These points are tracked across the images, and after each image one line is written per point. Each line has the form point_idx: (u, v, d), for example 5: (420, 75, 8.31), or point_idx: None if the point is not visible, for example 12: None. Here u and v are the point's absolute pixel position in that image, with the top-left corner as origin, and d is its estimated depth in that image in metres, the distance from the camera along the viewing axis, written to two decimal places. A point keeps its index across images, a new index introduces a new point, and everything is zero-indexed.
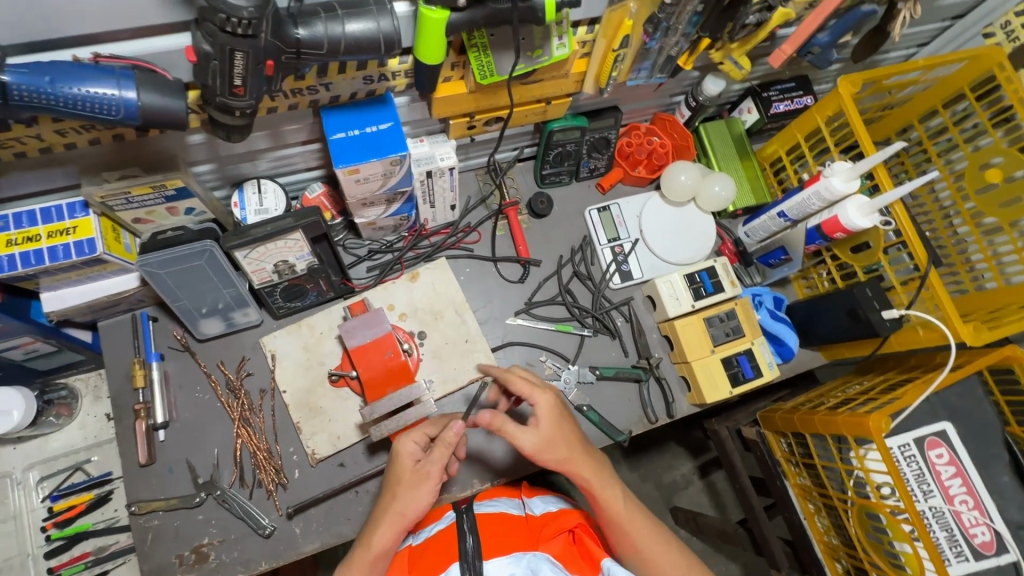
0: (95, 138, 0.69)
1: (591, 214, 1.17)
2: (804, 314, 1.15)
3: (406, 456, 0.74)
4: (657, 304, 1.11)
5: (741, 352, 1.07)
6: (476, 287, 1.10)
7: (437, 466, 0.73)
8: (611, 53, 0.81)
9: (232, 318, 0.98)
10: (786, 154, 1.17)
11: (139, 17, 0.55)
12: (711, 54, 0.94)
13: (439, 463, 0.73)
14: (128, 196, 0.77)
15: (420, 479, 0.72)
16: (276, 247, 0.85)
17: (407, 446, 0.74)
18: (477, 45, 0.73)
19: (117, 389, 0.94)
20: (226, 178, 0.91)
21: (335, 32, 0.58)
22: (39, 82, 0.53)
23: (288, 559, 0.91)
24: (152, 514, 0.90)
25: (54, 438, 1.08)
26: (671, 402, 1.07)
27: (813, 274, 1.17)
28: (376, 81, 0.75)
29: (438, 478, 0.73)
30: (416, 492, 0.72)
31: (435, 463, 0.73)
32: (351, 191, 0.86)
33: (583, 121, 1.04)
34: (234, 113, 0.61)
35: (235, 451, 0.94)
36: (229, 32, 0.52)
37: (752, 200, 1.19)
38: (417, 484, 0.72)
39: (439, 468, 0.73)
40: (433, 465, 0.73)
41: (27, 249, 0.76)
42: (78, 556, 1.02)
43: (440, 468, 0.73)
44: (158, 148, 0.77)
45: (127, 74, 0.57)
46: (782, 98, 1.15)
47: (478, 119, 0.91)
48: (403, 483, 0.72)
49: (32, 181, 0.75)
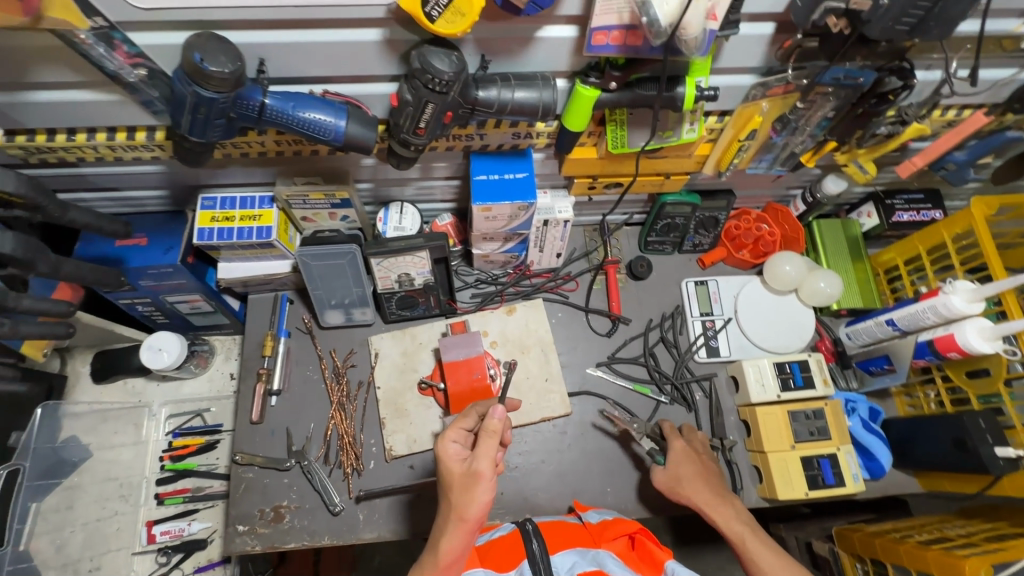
0: (299, 150, 0.87)
1: (688, 285, 1.20)
2: (904, 432, 1.08)
3: (451, 456, 0.74)
4: (740, 387, 1.11)
5: (823, 455, 1.02)
6: (564, 332, 1.17)
7: (486, 462, 0.72)
8: (736, 142, 0.88)
9: (352, 314, 1.12)
10: (904, 264, 1.14)
11: (365, 67, 0.71)
12: (836, 156, 0.97)
13: (487, 458, 0.72)
14: (306, 198, 0.94)
15: (476, 478, 0.71)
16: (403, 261, 0.99)
17: (450, 447, 0.75)
18: (616, 121, 0.82)
19: (248, 354, 1.09)
20: (378, 197, 1.08)
21: (506, 97, 0.70)
22: (285, 105, 0.69)
23: (347, 541, 0.98)
24: (248, 467, 1.02)
25: (187, 384, 1.21)
26: (738, 488, 1.04)
27: (918, 392, 1.11)
28: (522, 137, 0.87)
29: (489, 472, 0.71)
30: (471, 494, 0.71)
31: (482, 459, 0.72)
32: (478, 225, 0.98)
33: (696, 198, 1.10)
34: (410, 147, 0.75)
35: (326, 430, 1.05)
36: (430, 89, 0.65)
37: (858, 302, 1.17)
38: (471, 485, 0.71)
39: (490, 459, 0.72)
40: (482, 461, 0.72)
41: (223, 225, 0.93)
42: (180, 489, 1.13)
43: (492, 460, 0.72)
44: (338, 165, 0.94)
45: (343, 108, 0.72)
46: (908, 208, 1.15)
47: (599, 182, 1.00)
48: (456, 484, 0.72)
49: (242, 174, 0.95)
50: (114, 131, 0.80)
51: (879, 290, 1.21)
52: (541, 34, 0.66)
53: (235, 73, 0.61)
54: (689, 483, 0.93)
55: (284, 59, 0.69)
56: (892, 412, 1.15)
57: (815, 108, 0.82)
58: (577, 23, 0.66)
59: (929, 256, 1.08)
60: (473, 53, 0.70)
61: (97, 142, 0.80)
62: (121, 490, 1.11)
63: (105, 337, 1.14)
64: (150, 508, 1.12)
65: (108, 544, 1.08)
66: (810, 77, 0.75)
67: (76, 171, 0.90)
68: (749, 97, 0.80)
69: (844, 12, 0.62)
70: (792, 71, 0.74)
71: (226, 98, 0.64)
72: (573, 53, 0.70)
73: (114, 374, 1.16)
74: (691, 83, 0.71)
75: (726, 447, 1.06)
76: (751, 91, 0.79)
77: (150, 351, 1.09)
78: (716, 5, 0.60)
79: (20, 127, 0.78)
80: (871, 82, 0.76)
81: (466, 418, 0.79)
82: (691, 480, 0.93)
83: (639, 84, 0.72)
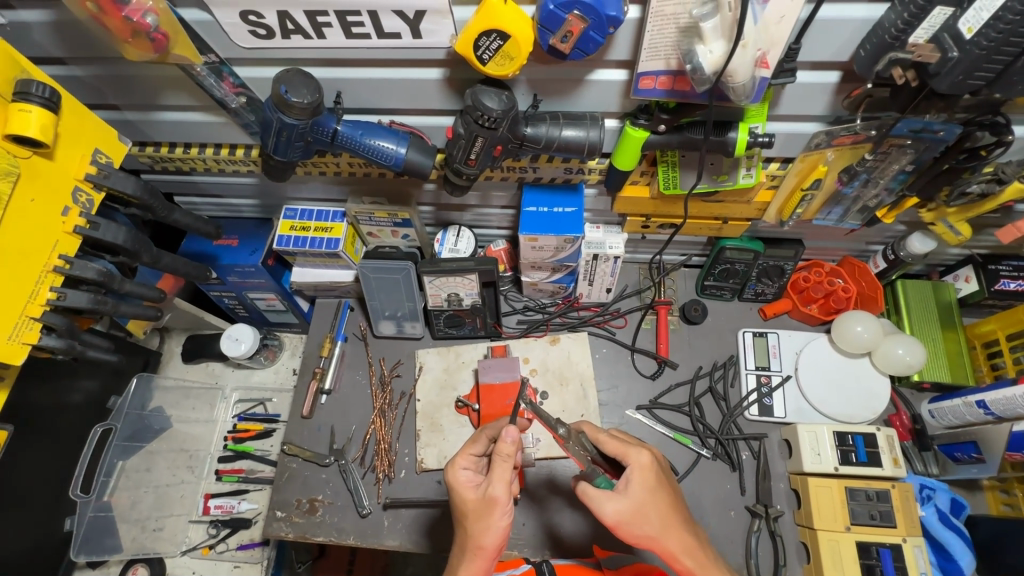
0: (369, 172, 0.96)
1: (745, 335, 1.14)
2: (995, 533, 0.93)
3: (463, 484, 0.74)
4: (793, 453, 1.01)
5: (885, 543, 0.91)
6: (606, 368, 1.14)
7: (500, 487, 0.71)
8: (799, 191, 0.84)
9: (403, 327, 1.18)
10: (1006, 337, 1.01)
11: (428, 102, 0.77)
12: (921, 213, 0.89)
13: (500, 484, 0.71)
14: (371, 215, 1.02)
15: (492, 504, 0.71)
16: (454, 282, 1.03)
17: (460, 474, 0.75)
18: (667, 162, 0.82)
19: (308, 353, 1.19)
20: (438, 219, 1.15)
21: (554, 134, 0.73)
22: (354, 133, 0.77)
23: (370, 544, 1.02)
24: (293, 457, 1.10)
25: (256, 373, 1.33)
26: (781, 565, 0.94)
27: (1016, 490, 0.95)
28: (574, 172, 0.89)
29: (504, 497, 0.71)
30: (486, 521, 0.70)
31: (496, 483, 0.71)
32: (526, 254, 1.00)
33: (759, 245, 1.05)
34: (462, 176, 0.78)
35: (366, 434, 1.11)
36: (480, 125, 0.69)
37: (945, 375, 1.04)
38: (486, 511, 0.71)
39: (506, 482, 0.71)
40: (495, 487, 0.71)
41: (299, 234, 1.04)
42: (236, 469, 1.24)
43: (507, 483, 0.71)
44: (403, 187, 1.02)
45: (405, 138, 0.79)
46: (1016, 276, 1.02)
47: (653, 221, 1.00)
48: (473, 512, 0.72)
49: (321, 189, 1.06)
50: (219, 147, 0.93)
51: (974, 364, 1.07)
52: (591, 76, 0.69)
53: (313, 103, 0.69)
54: (649, 516, 0.68)
55: (358, 91, 0.77)
56: (982, 509, 1.01)
57: (890, 160, 0.77)
58: (627, 68, 0.68)
59: None
60: (525, 92, 0.74)
61: (205, 155, 0.93)
62: (189, 461, 1.24)
63: (195, 323, 1.29)
64: (210, 482, 1.23)
65: (171, 509, 1.20)
66: (881, 128, 0.71)
67: (189, 178, 1.05)
68: (812, 145, 0.77)
69: (910, 64, 0.59)
70: (861, 121, 0.70)
71: (304, 125, 0.72)
72: (622, 95, 0.72)
73: (199, 356, 1.30)
74: (745, 129, 0.70)
75: (771, 517, 0.97)
76: (814, 139, 0.75)
77: (228, 340, 1.21)
78: (767, 53, 0.58)
79: (149, 139, 0.93)
80: (956, 136, 0.70)
81: (475, 444, 0.79)
82: (653, 512, 0.68)
83: (689, 127, 0.72)
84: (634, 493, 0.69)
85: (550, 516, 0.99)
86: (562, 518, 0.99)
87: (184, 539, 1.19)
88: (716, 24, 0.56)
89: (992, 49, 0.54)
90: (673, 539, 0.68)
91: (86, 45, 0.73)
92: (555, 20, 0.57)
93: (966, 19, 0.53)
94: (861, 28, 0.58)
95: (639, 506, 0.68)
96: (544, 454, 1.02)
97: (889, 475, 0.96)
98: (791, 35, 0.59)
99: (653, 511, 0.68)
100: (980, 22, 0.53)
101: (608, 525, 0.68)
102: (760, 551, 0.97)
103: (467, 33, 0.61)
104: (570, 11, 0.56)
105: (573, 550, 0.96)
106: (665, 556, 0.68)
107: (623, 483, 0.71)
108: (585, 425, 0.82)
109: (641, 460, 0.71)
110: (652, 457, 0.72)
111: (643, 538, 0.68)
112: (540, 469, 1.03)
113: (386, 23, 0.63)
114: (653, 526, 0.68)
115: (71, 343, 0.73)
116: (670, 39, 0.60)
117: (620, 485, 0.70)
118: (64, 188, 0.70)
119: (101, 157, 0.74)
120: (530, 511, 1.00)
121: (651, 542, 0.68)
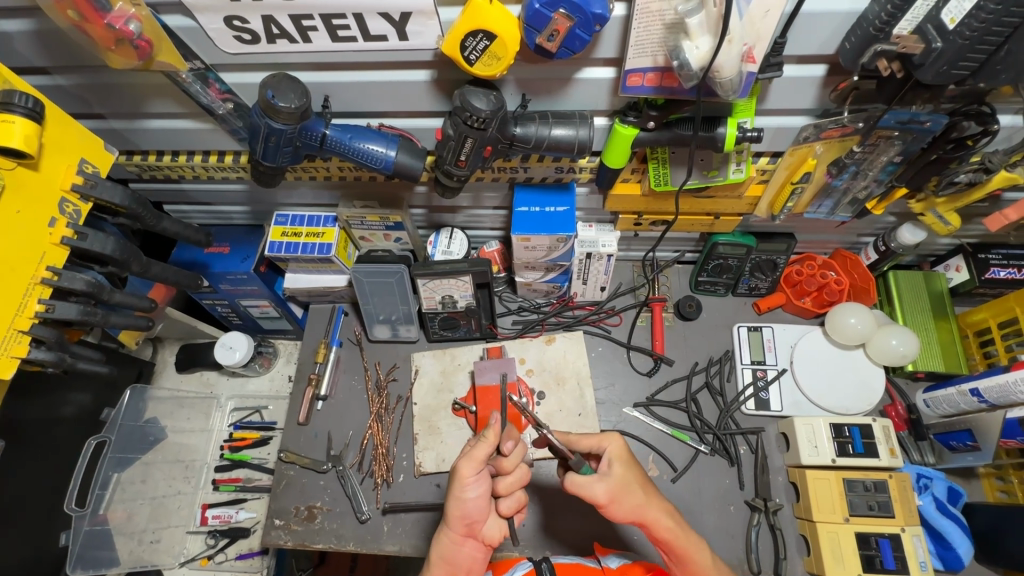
0: (360, 176, 0.95)
1: (740, 330, 1.14)
2: (992, 521, 0.94)
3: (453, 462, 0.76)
4: (791, 445, 1.01)
5: (883, 534, 0.92)
6: (602, 367, 1.14)
7: (470, 464, 0.72)
8: (789, 185, 0.85)
9: (398, 330, 1.18)
10: (997, 325, 1.02)
11: (416, 104, 0.77)
12: (911, 204, 0.89)
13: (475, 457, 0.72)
14: (363, 219, 1.02)
15: (465, 479, 0.72)
16: (448, 284, 1.03)
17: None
18: (658, 159, 0.82)
19: (303, 359, 1.18)
20: (431, 222, 1.14)
21: (544, 133, 0.72)
22: (343, 136, 0.76)
23: (371, 550, 1.02)
24: (290, 464, 1.09)
25: (252, 381, 1.32)
26: (782, 558, 0.94)
27: (1012, 477, 0.96)
28: (565, 172, 0.89)
29: (473, 472, 0.72)
30: (459, 495, 0.72)
31: (466, 461, 0.72)
32: (519, 254, 1.00)
33: (751, 240, 1.05)
34: (452, 178, 0.78)
35: (363, 439, 1.10)
36: (469, 126, 0.68)
37: (939, 364, 1.04)
38: (456, 486, 0.72)
39: (475, 459, 0.72)
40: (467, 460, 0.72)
41: (291, 239, 1.03)
42: (233, 478, 1.23)
43: (481, 457, 0.73)
44: (394, 191, 1.01)
45: (394, 140, 0.79)
46: (1006, 264, 1.03)
47: (644, 219, 1.00)
48: (452, 487, 0.73)
49: (312, 194, 1.05)
50: (207, 154, 0.93)
51: (967, 353, 1.08)
52: (579, 75, 0.69)
53: (301, 107, 0.68)
54: (633, 489, 0.71)
55: (345, 94, 0.76)
56: (979, 497, 1.01)
57: (878, 151, 0.78)
58: (614, 65, 0.68)
59: None
60: (514, 92, 0.74)
61: (194, 163, 0.93)
62: (185, 472, 1.23)
63: (189, 332, 1.29)
64: (207, 492, 1.22)
65: (168, 521, 1.19)
66: (869, 120, 0.72)
67: (177, 186, 1.04)
68: (801, 138, 0.77)
69: (895, 56, 0.60)
70: (849, 113, 0.71)
71: (293, 129, 0.71)
72: (611, 93, 0.72)
73: (193, 365, 1.29)
74: (733, 123, 0.70)
75: (770, 511, 0.97)
76: (803, 132, 0.76)
77: (223, 348, 1.20)
78: (753, 48, 0.59)
79: (137, 148, 0.92)
80: (942, 126, 0.71)
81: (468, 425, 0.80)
82: (636, 484, 0.71)
83: (678, 123, 0.72)
84: (616, 472, 0.71)
85: (548, 516, 0.99)
86: (562, 517, 0.98)
87: (181, 551, 1.19)
88: (701, 19, 0.56)
89: (976, 38, 0.54)
90: (654, 506, 0.71)
91: (69, 54, 0.72)
92: (541, 19, 0.57)
93: (949, 9, 0.54)
94: (845, 21, 0.58)
95: (621, 481, 0.70)
96: (543, 454, 1.02)
97: (887, 465, 0.96)
98: (777, 30, 0.59)
99: (635, 484, 0.71)
100: (962, 13, 0.53)
101: (598, 505, 0.69)
102: (761, 545, 0.97)
103: (453, 35, 0.61)
104: (555, 10, 0.56)
105: (574, 548, 0.96)
106: (651, 525, 0.71)
107: (604, 465, 0.73)
108: (560, 425, 0.83)
109: (615, 444, 0.74)
110: (622, 437, 0.76)
111: (629, 512, 0.70)
112: (538, 468, 1.02)
113: (373, 25, 0.63)
114: (637, 497, 0.70)
115: (61, 356, 0.73)
116: (656, 36, 0.60)
117: (603, 468, 0.72)
118: (50, 199, 0.69)
119: (88, 167, 0.74)
120: (530, 511, 0.99)
121: (638, 514, 0.70)
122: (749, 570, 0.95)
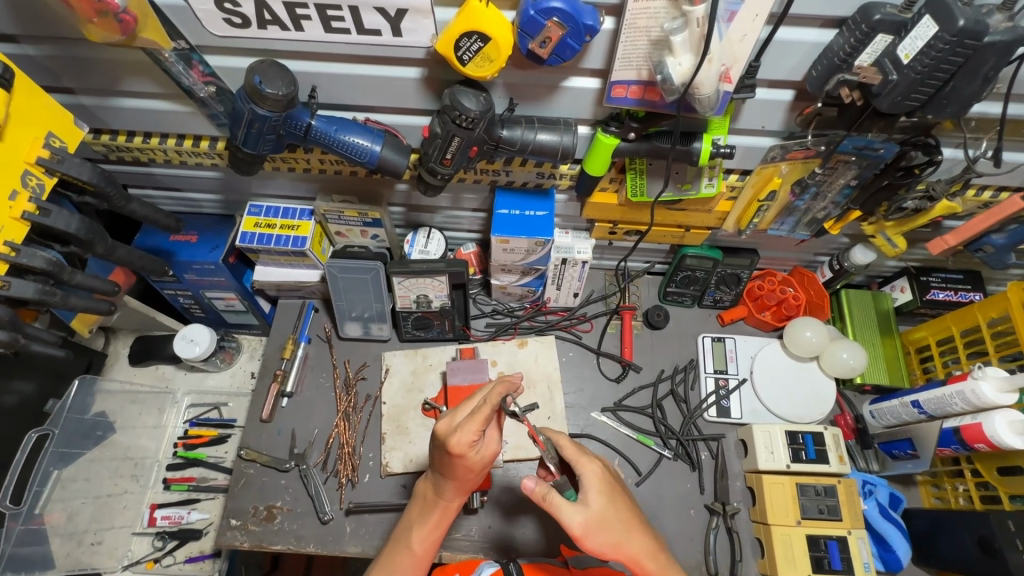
0: (340, 170, 0.95)
1: (705, 340, 1.18)
2: (928, 526, 1.00)
3: (469, 452, 0.67)
4: (749, 451, 1.06)
5: (832, 536, 0.96)
6: (572, 372, 1.16)
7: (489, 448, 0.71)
8: (755, 202, 0.90)
9: (370, 328, 1.16)
10: (936, 343, 1.10)
11: (404, 101, 0.78)
12: (864, 226, 0.96)
13: (494, 443, 0.71)
14: (341, 214, 1.02)
15: (486, 462, 0.71)
16: (424, 283, 1.03)
17: (459, 438, 0.66)
18: (635, 169, 0.86)
19: (269, 355, 1.15)
20: (409, 221, 1.14)
21: (528, 138, 0.74)
22: (329, 128, 0.76)
23: (331, 552, 0.99)
24: (251, 462, 1.06)
25: (211, 377, 1.27)
26: (737, 560, 0.98)
27: (946, 485, 1.03)
28: (546, 177, 0.91)
29: (496, 454, 0.71)
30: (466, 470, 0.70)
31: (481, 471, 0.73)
32: (496, 256, 1.01)
33: (718, 254, 1.11)
34: (436, 176, 0.79)
35: (329, 437, 1.08)
36: (457, 124, 0.69)
37: (884, 378, 1.12)
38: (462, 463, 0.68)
39: (463, 444, 0.66)
40: (489, 447, 0.71)
41: (264, 230, 1.01)
42: (187, 477, 1.17)
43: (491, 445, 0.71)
44: (375, 187, 1.01)
45: (380, 135, 0.79)
46: (944, 287, 1.12)
47: (619, 227, 1.03)
48: (458, 460, 0.69)
49: (289, 186, 1.04)
50: (182, 138, 0.90)
51: (908, 368, 1.15)
52: (566, 83, 0.72)
53: (288, 95, 0.68)
54: (611, 523, 0.70)
55: (334, 86, 0.76)
56: (917, 503, 1.08)
57: (836, 175, 0.83)
58: (600, 77, 0.71)
59: (963, 339, 1.04)
60: (502, 95, 0.76)
61: (167, 146, 0.90)
62: (134, 470, 1.16)
63: (145, 324, 1.23)
64: (156, 491, 1.17)
65: (112, 521, 1.12)
66: (829, 144, 0.77)
67: (146, 169, 1.01)
68: (768, 158, 0.82)
69: (856, 85, 0.65)
70: (812, 137, 0.76)
71: (277, 117, 0.71)
72: (595, 103, 0.75)
73: (148, 358, 1.24)
74: (708, 140, 0.75)
75: (727, 513, 1.01)
76: (770, 153, 0.81)
77: (183, 341, 1.16)
78: (730, 69, 0.63)
79: (107, 126, 0.89)
80: (893, 154, 0.77)
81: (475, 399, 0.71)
82: (613, 517, 0.71)
83: (657, 136, 0.76)
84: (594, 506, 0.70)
85: (514, 519, 0.99)
86: (525, 519, 0.99)
87: (125, 553, 1.12)
88: (685, 38, 0.60)
89: (926, 72, 0.59)
90: (635, 540, 0.70)
91: (45, 24, 0.69)
92: (535, 26, 0.59)
93: (904, 45, 0.59)
94: (812, 50, 0.64)
95: (601, 514, 0.70)
96: (511, 455, 1.03)
97: (836, 472, 1.02)
98: (752, 53, 0.63)
99: (614, 517, 0.71)
100: (915, 50, 0.58)
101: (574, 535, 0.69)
102: (718, 547, 1.00)
103: (448, 34, 0.62)
104: (549, 18, 0.58)
105: (539, 550, 0.96)
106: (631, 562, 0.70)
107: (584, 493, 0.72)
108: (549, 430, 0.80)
109: (593, 471, 0.74)
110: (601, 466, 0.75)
111: (599, 548, 0.69)
112: (505, 470, 1.03)
113: (368, 19, 0.64)
114: (613, 532, 0.70)
115: (14, 336, 0.68)
116: (642, 50, 0.63)
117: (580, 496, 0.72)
118: (13, 171, 0.65)
119: (54, 141, 0.71)
120: (495, 514, 1.00)
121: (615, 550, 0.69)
122: (707, 571, 0.98)
